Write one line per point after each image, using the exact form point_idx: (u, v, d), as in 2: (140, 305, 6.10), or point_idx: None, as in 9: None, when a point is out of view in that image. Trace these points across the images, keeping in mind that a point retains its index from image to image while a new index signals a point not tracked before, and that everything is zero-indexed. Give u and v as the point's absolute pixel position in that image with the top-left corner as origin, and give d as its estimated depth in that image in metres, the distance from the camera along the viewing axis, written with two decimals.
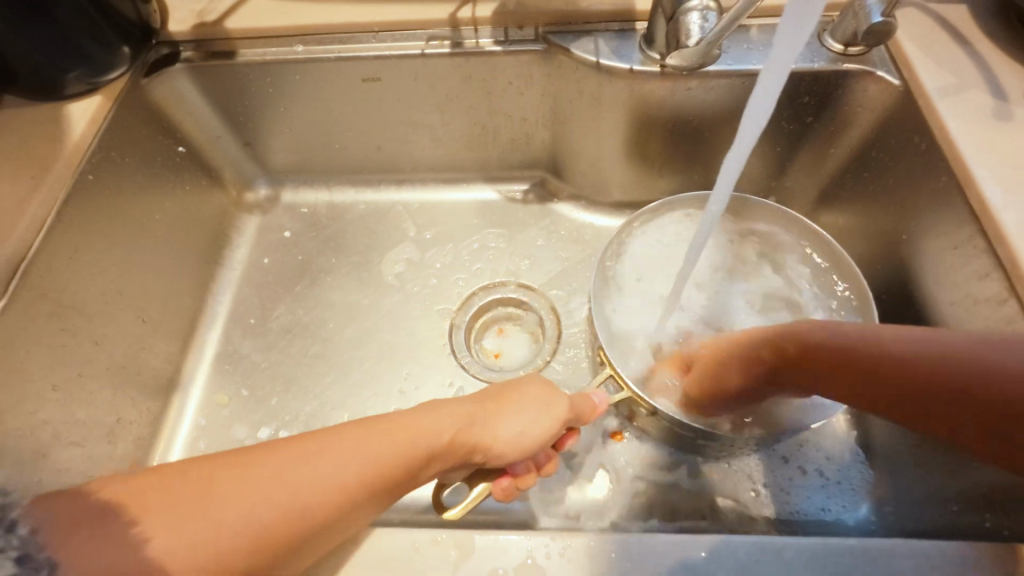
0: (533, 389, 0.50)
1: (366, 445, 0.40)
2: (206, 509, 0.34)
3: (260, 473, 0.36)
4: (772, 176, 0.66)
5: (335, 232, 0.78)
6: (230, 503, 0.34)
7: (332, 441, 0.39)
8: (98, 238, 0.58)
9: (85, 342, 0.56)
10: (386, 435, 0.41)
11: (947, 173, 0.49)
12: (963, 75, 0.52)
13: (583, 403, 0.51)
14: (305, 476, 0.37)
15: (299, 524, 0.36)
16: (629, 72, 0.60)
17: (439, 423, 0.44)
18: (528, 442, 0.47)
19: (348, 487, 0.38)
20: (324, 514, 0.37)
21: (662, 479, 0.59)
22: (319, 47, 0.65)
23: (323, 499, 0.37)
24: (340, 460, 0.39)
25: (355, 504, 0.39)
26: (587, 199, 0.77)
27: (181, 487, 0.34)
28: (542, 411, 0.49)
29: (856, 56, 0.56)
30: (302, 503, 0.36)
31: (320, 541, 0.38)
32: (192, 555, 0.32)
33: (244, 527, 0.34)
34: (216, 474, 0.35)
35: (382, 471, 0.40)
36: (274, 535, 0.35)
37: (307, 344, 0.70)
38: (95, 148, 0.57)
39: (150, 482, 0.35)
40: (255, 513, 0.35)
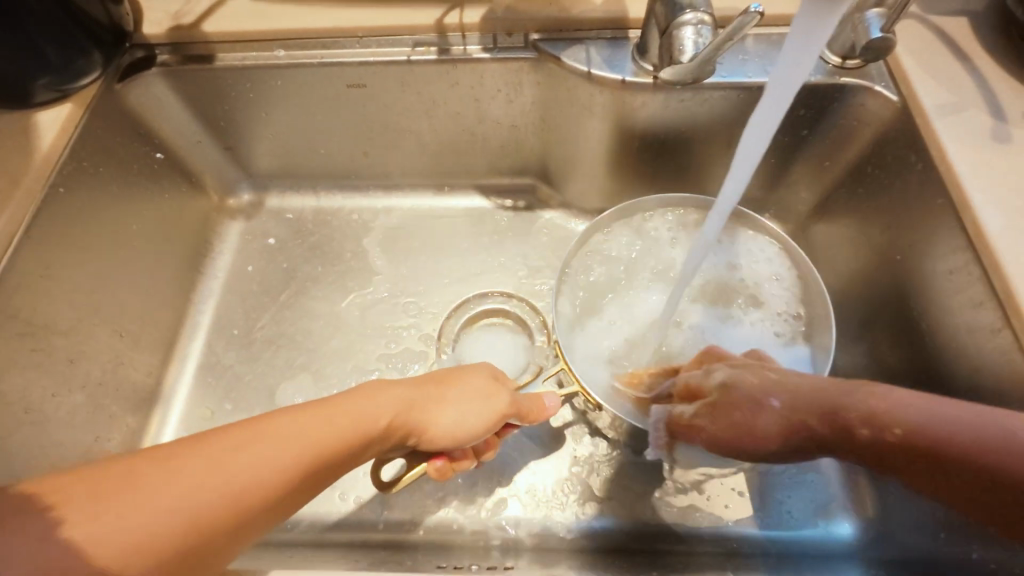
0: (481, 379, 0.49)
1: (303, 430, 0.38)
2: (134, 497, 0.31)
3: (192, 461, 0.33)
4: (766, 187, 0.64)
5: (320, 239, 0.76)
6: (157, 495, 0.32)
7: (266, 425, 0.37)
8: (71, 253, 0.56)
9: (60, 361, 0.55)
10: (321, 420, 0.39)
11: (943, 196, 0.48)
12: (962, 94, 0.51)
13: (529, 403, 0.51)
14: (239, 459, 0.35)
15: (234, 508, 0.34)
16: (622, 82, 0.58)
17: (380, 407, 0.42)
18: (471, 433, 0.47)
19: (284, 471, 0.36)
20: (262, 495, 0.35)
21: (636, 493, 0.59)
22: (302, 52, 0.62)
23: (262, 477, 0.35)
24: (278, 444, 0.36)
25: (291, 485, 0.37)
26: (577, 207, 0.75)
27: (105, 479, 0.32)
28: (480, 403, 0.47)
29: (854, 70, 0.54)
30: (239, 486, 0.34)
31: (255, 524, 0.35)
32: (117, 547, 0.30)
33: (174, 512, 0.32)
34: (145, 463, 0.33)
35: (319, 452, 0.38)
36: (212, 517, 0.33)
37: (292, 355, 0.69)
38: (66, 159, 0.55)
39: (84, 474, 0.32)
40: (188, 498, 0.32)
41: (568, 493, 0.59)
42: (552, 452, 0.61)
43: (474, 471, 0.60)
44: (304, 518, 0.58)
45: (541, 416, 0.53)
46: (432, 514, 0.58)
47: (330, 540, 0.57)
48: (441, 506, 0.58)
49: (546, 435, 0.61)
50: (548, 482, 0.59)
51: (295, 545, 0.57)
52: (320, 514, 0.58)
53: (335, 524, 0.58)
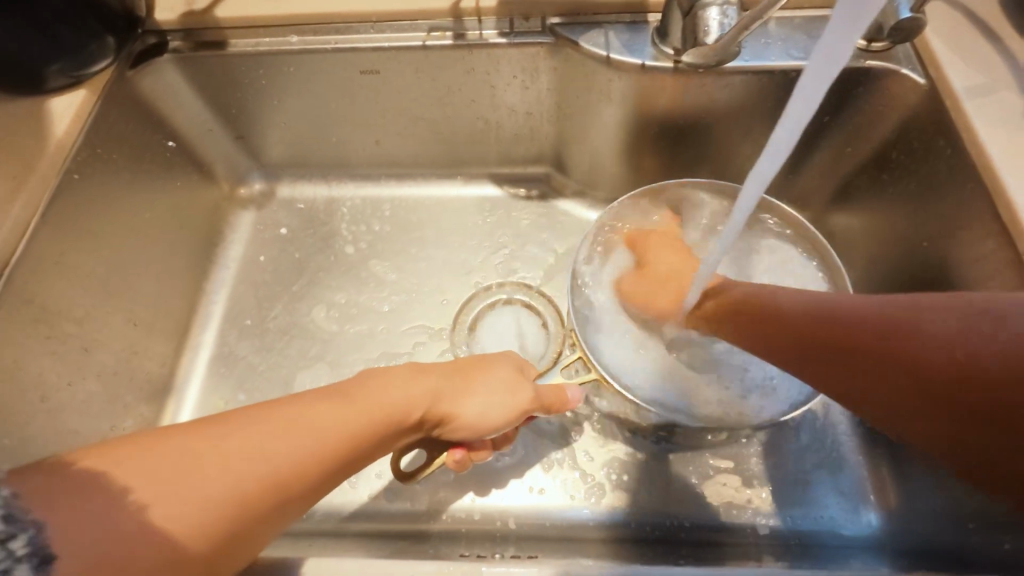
0: (508, 369, 0.49)
1: (340, 416, 0.38)
2: (188, 479, 0.31)
3: (233, 445, 0.33)
4: (785, 174, 0.64)
5: (331, 229, 0.75)
6: (208, 478, 0.31)
7: (308, 410, 0.37)
8: (86, 240, 0.55)
9: (75, 349, 0.54)
10: (360, 406, 0.39)
11: (973, 180, 0.47)
12: (993, 76, 0.50)
13: (551, 394, 0.50)
14: (278, 446, 0.34)
15: (279, 493, 0.34)
16: (641, 67, 0.57)
17: (413, 397, 0.42)
18: (497, 426, 0.46)
19: (326, 457, 0.36)
20: (305, 480, 0.35)
21: (655, 483, 0.58)
22: (314, 37, 0.62)
23: (306, 464, 0.35)
24: (317, 430, 0.36)
25: (328, 473, 0.36)
26: (592, 195, 0.74)
27: (156, 459, 0.31)
28: (506, 396, 0.47)
29: (880, 53, 0.53)
30: (281, 473, 0.34)
31: (296, 510, 0.35)
32: (163, 532, 0.29)
33: (216, 499, 0.31)
34: (192, 444, 0.32)
35: (356, 440, 0.38)
36: (259, 501, 0.33)
37: (305, 345, 0.68)
38: (81, 144, 0.55)
39: (122, 456, 0.31)
40: (230, 483, 0.32)
41: (585, 483, 0.58)
42: (569, 442, 0.60)
43: (491, 462, 0.59)
44: (320, 509, 0.58)
45: (563, 408, 0.52)
46: (448, 505, 0.58)
47: (346, 529, 0.57)
48: (458, 497, 0.58)
49: (563, 425, 0.61)
50: (565, 471, 0.59)
51: (311, 534, 0.56)
52: (337, 504, 0.58)
53: (350, 513, 0.58)
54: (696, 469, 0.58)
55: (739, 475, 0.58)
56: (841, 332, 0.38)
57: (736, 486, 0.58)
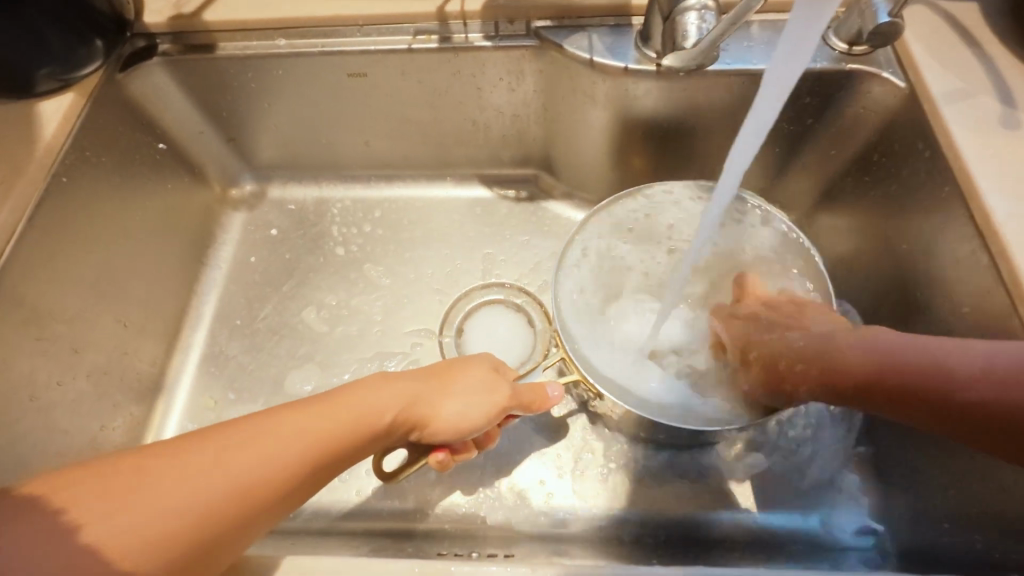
0: (480, 371, 0.49)
1: (308, 424, 0.38)
2: (143, 495, 0.32)
3: (198, 458, 0.34)
4: (771, 176, 0.64)
5: (321, 230, 0.76)
6: (164, 493, 0.32)
7: (270, 422, 0.38)
8: (76, 242, 0.56)
9: (64, 350, 0.55)
10: (325, 416, 0.39)
11: (950, 183, 0.47)
12: (972, 79, 0.50)
13: (529, 393, 0.50)
14: (244, 456, 0.35)
15: (238, 504, 0.34)
16: (625, 70, 0.57)
17: (384, 402, 0.42)
18: (472, 428, 0.47)
19: (288, 466, 0.36)
20: (267, 490, 0.35)
21: (638, 483, 0.59)
22: (302, 40, 0.62)
23: (267, 474, 0.35)
24: (283, 439, 0.37)
25: (297, 480, 0.37)
26: (580, 197, 0.75)
27: (113, 477, 0.32)
28: (479, 399, 0.47)
29: (861, 56, 0.53)
30: (246, 482, 0.35)
31: (260, 521, 0.36)
32: (129, 544, 0.30)
33: (180, 511, 0.32)
34: (150, 461, 0.33)
35: (324, 446, 0.38)
36: (217, 513, 0.33)
37: (295, 346, 0.69)
38: (69, 148, 0.55)
39: (89, 474, 0.32)
40: (195, 495, 0.33)
41: (569, 483, 0.59)
42: (555, 442, 0.60)
43: (477, 462, 0.60)
44: (308, 509, 0.58)
45: (542, 407, 0.52)
46: (434, 505, 0.58)
47: (334, 529, 0.58)
48: (444, 496, 0.59)
49: (549, 425, 0.61)
50: (550, 470, 0.59)
51: (299, 532, 0.57)
52: (324, 503, 0.59)
53: (337, 512, 0.58)
54: (679, 469, 0.59)
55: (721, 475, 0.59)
56: (882, 376, 0.42)
57: (716, 486, 0.58)
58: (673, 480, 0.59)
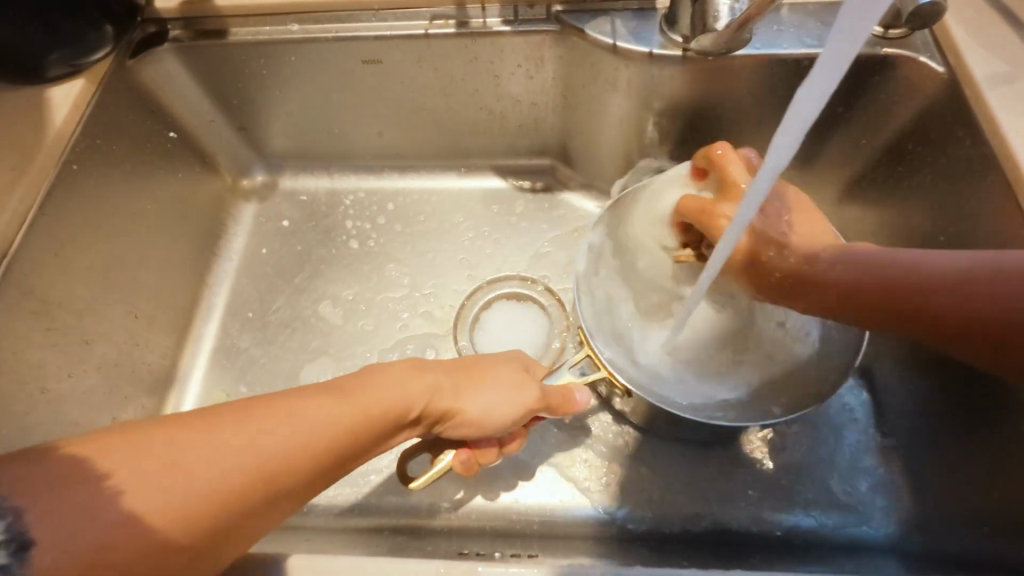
0: (511, 370, 0.47)
1: (340, 412, 0.37)
2: (176, 470, 0.31)
3: (230, 435, 0.33)
4: (797, 167, 0.62)
5: (334, 221, 0.75)
6: (197, 470, 0.31)
7: (303, 403, 0.36)
8: (86, 232, 0.55)
9: (75, 341, 0.54)
10: (358, 403, 0.38)
11: (994, 172, 0.45)
12: (1016, 64, 0.48)
13: (556, 396, 0.49)
14: (276, 441, 0.34)
15: (268, 488, 0.33)
16: (648, 56, 0.56)
17: (414, 393, 0.41)
18: (495, 426, 0.46)
19: (319, 452, 0.35)
20: (295, 476, 0.34)
21: (659, 482, 0.57)
22: (317, 26, 0.61)
23: (297, 459, 0.34)
24: (314, 427, 0.36)
25: (324, 468, 0.36)
26: (597, 188, 0.73)
27: (144, 449, 0.31)
28: (509, 396, 0.46)
29: (896, 40, 0.51)
30: (275, 470, 0.33)
31: (284, 505, 0.35)
32: (159, 519, 0.29)
33: (213, 489, 0.31)
34: (182, 434, 0.32)
35: (352, 436, 0.37)
36: (247, 495, 0.32)
37: (307, 339, 0.68)
38: (79, 136, 0.54)
39: (117, 442, 0.31)
40: (226, 476, 0.32)
41: (590, 482, 0.57)
42: (574, 439, 0.59)
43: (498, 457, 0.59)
44: (320, 505, 0.57)
45: (569, 410, 0.50)
46: (451, 501, 0.57)
47: (348, 525, 0.57)
48: (462, 493, 0.57)
49: (567, 421, 0.60)
50: (569, 467, 0.58)
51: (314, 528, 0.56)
52: (337, 498, 0.58)
53: (352, 508, 0.57)
54: (702, 467, 0.57)
55: (744, 474, 0.57)
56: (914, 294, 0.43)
57: (740, 485, 0.57)
58: (693, 475, 0.57)
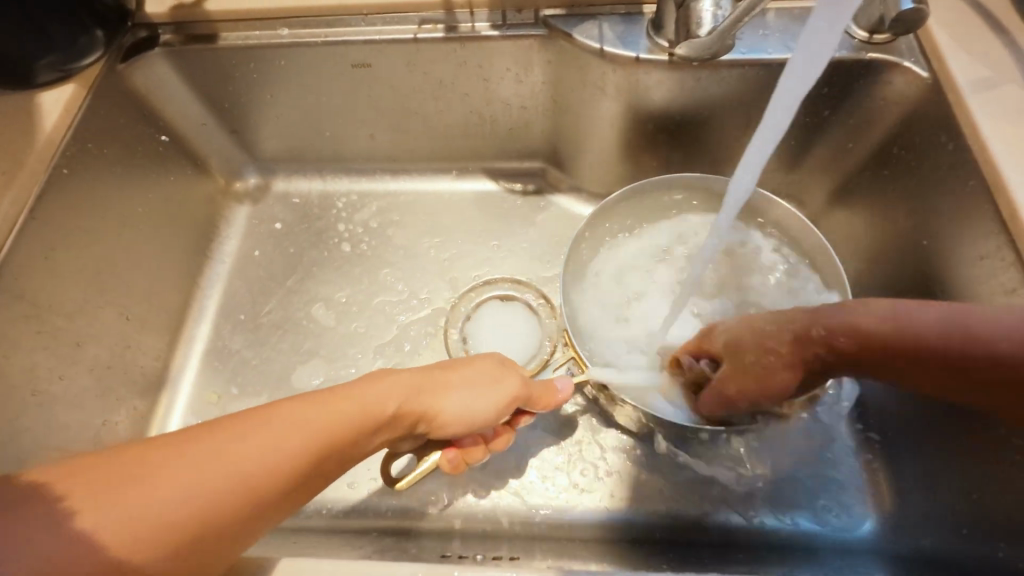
0: (486, 368, 0.48)
1: (307, 417, 0.37)
2: (139, 488, 0.31)
3: (194, 450, 0.33)
4: (785, 170, 0.62)
5: (326, 224, 0.75)
6: (162, 487, 0.31)
7: (270, 413, 0.36)
8: (77, 236, 0.55)
9: (66, 344, 0.54)
10: (328, 409, 0.38)
11: (975, 177, 0.46)
12: (998, 69, 0.48)
13: (540, 389, 0.50)
14: (240, 450, 0.34)
15: (237, 500, 0.33)
16: (635, 60, 0.56)
17: (386, 394, 0.41)
18: (475, 421, 0.46)
19: (291, 462, 0.35)
20: (265, 486, 0.34)
21: (645, 483, 0.57)
22: (306, 30, 0.61)
23: (266, 470, 0.34)
24: (279, 434, 0.36)
25: (296, 474, 0.36)
26: (588, 190, 0.73)
27: (109, 470, 0.31)
28: (485, 392, 0.46)
29: (881, 45, 0.52)
30: (242, 479, 0.33)
31: (259, 517, 0.35)
32: (121, 535, 0.30)
33: (179, 504, 0.31)
34: (146, 453, 0.32)
35: (322, 440, 0.37)
36: (214, 510, 0.32)
37: (299, 341, 0.68)
38: (69, 140, 0.54)
39: (84, 466, 0.31)
40: (188, 490, 0.32)
41: (576, 483, 0.58)
42: (560, 441, 0.60)
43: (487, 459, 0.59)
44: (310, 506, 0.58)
45: (553, 404, 0.52)
46: (440, 503, 0.58)
47: (338, 526, 0.57)
48: (452, 494, 0.58)
49: (555, 422, 0.60)
50: (554, 468, 0.58)
51: (303, 530, 0.57)
52: (327, 500, 0.58)
53: (341, 509, 0.58)
54: (687, 467, 0.58)
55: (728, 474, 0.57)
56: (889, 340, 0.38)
57: (723, 486, 0.57)
58: (679, 476, 0.58)
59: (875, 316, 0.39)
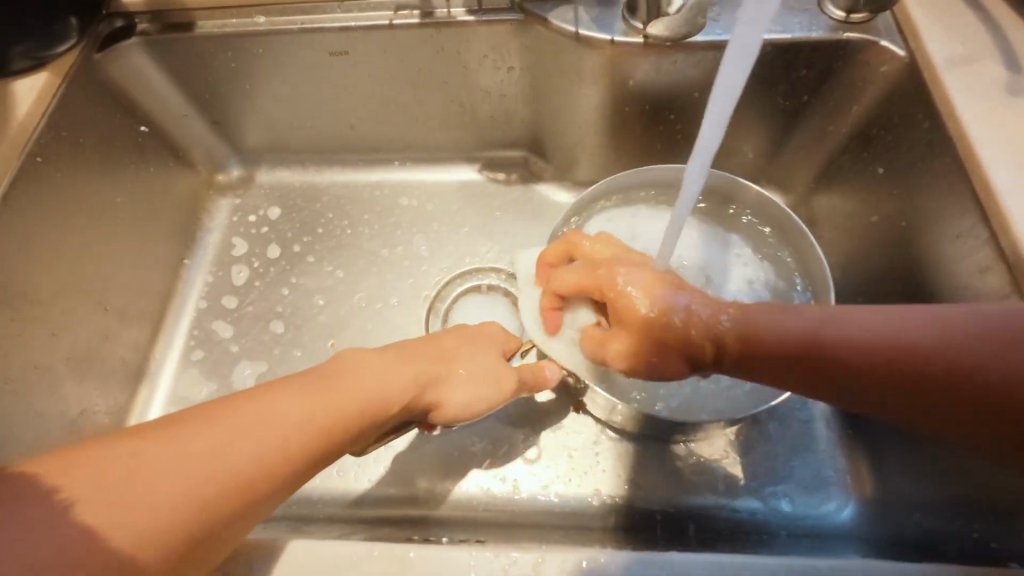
0: (487, 358, 0.49)
1: (313, 407, 0.37)
2: (141, 482, 0.30)
3: (199, 442, 0.32)
4: (767, 155, 0.62)
5: (309, 215, 0.75)
6: (164, 482, 0.31)
7: (276, 402, 0.36)
8: (51, 224, 0.55)
9: (41, 332, 0.54)
10: (335, 398, 0.38)
11: (951, 155, 0.45)
12: (975, 46, 0.47)
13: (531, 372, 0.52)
14: (249, 444, 0.34)
15: (245, 491, 0.33)
16: (611, 43, 0.55)
17: (391, 384, 0.41)
18: (476, 409, 0.47)
19: (297, 452, 0.35)
20: (272, 478, 0.34)
21: (625, 470, 0.57)
22: (282, 18, 0.61)
23: (273, 461, 0.34)
24: (286, 426, 0.35)
25: (303, 466, 0.36)
26: (571, 179, 0.73)
27: (110, 462, 0.31)
28: (486, 379, 0.47)
29: (858, 24, 0.51)
30: (250, 472, 0.33)
31: (264, 507, 0.34)
32: (126, 533, 0.29)
33: (183, 498, 0.31)
34: (149, 445, 0.32)
35: (330, 432, 0.37)
36: (220, 503, 0.32)
37: (280, 331, 0.68)
38: (44, 127, 0.54)
39: (80, 459, 0.31)
40: (195, 485, 0.31)
41: (554, 471, 0.57)
42: (539, 429, 0.59)
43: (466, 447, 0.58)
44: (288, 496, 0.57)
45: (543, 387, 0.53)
46: (418, 491, 0.57)
47: (316, 515, 0.57)
48: (430, 483, 0.57)
49: (535, 410, 0.60)
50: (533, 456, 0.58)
51: (280, 518, 0.56)
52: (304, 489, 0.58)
53: (318, 498, 0.57)
54: (668, 455, 0.57)
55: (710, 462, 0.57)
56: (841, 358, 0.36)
57: (705, 473, 0.56)
58: (659, 464, 0.57)
59: (831, 321, 0.36)
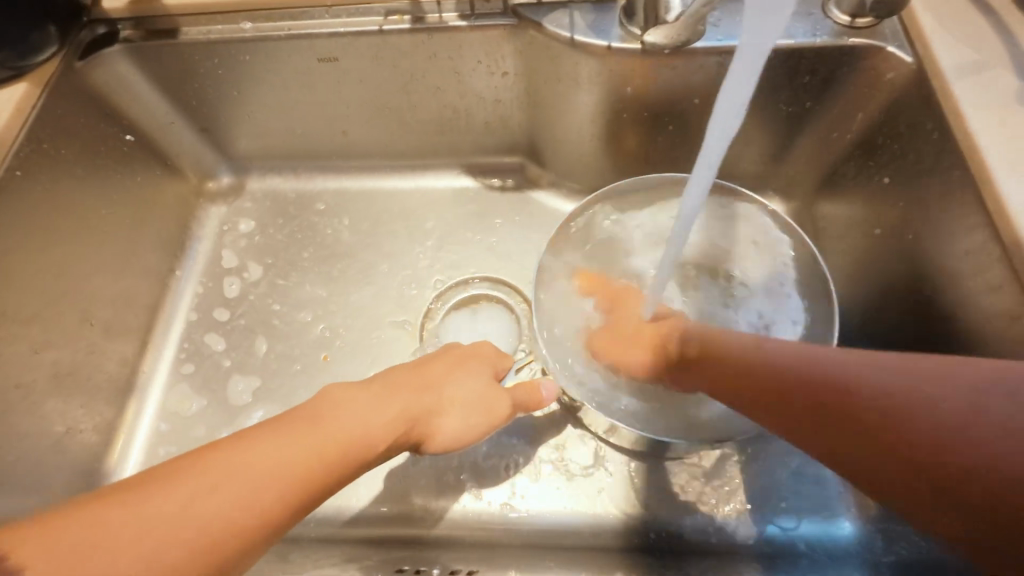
0: (475, 385, 0.47)
1: (286, 451, 0.35)
2: (101, 552, 0.29)
3: (161, 505, 0.31)
4: (769, 161, 0.60)
5: (300, 224, 0.73)
6: (124, 551, 0.29)
7: (247, 451, 0.34)
8: (32, 239, 0.54)
9: (23, 351, 0.53)
10: (313, 440, 0.37)
11: (960, 167, 0.43)
12: (985, 53, 0.46)
13: (524, 395, 0.50)
14: (215, 502, 0.32)
15: (214, 551, 0.31)
16: (607, 49, 0.54)
17: (372, 422, 0.40)
18: (468, 440, 0.46)
19: (270, 504, 0.34)
20: (245, 534, 0.32)
21: (624, 491, 0.56)
22: (269, 24, 0.59)
23: (244, 517, 0.32)
24: (257, 478, 0.34)
25: (279, 518, 0.34)
26: (568, 185, 0.71)
27: (68, 532, 0.29)
28: (474, 408, 0.46)
29: (864, 29, 0.49)
30: (216, 533, 0.31)
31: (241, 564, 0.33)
32: None
33: (146, 566, 0.29)
34: (111, 512, 0.30)
35: (307, 477, 0.35)
36: (187, 566, 0.30)
37: (270, 344, 0.67)
38: (23, 140, 0.53)
39: (38, 528, 0.29)
40: (156, 550, 0.30)
41: (549, 493, 0.56)
42: (531, 447, 0.58)
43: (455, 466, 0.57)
44: None
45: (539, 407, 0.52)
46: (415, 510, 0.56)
47: (308, 535, 0.55)
48: (424, 503, 0.56)
49: (527, 427, 0.58)
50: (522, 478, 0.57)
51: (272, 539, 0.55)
52: None
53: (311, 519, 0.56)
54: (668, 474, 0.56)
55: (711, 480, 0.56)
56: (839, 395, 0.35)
57: (706, 493, 0.55)
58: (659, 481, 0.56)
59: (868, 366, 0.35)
